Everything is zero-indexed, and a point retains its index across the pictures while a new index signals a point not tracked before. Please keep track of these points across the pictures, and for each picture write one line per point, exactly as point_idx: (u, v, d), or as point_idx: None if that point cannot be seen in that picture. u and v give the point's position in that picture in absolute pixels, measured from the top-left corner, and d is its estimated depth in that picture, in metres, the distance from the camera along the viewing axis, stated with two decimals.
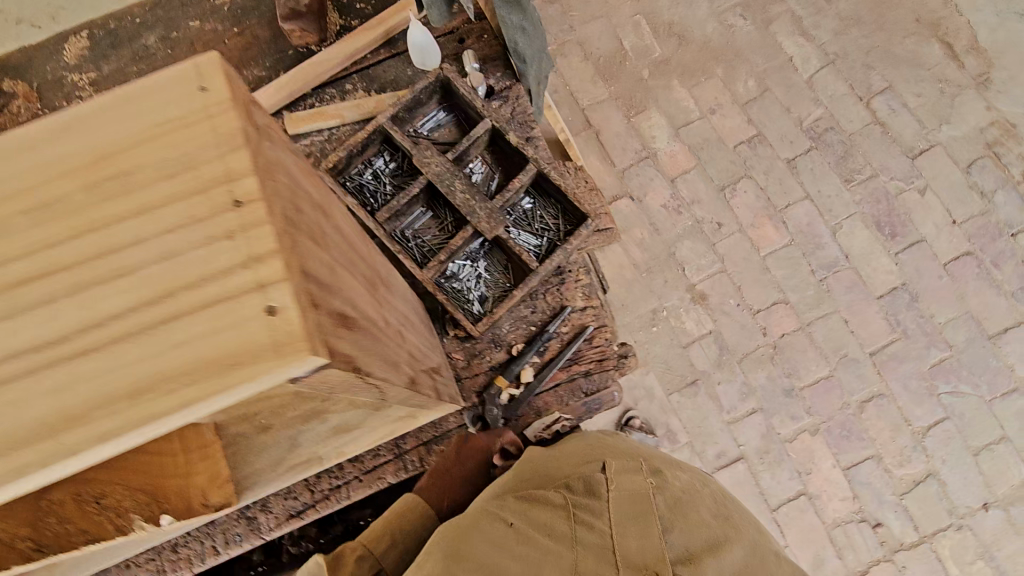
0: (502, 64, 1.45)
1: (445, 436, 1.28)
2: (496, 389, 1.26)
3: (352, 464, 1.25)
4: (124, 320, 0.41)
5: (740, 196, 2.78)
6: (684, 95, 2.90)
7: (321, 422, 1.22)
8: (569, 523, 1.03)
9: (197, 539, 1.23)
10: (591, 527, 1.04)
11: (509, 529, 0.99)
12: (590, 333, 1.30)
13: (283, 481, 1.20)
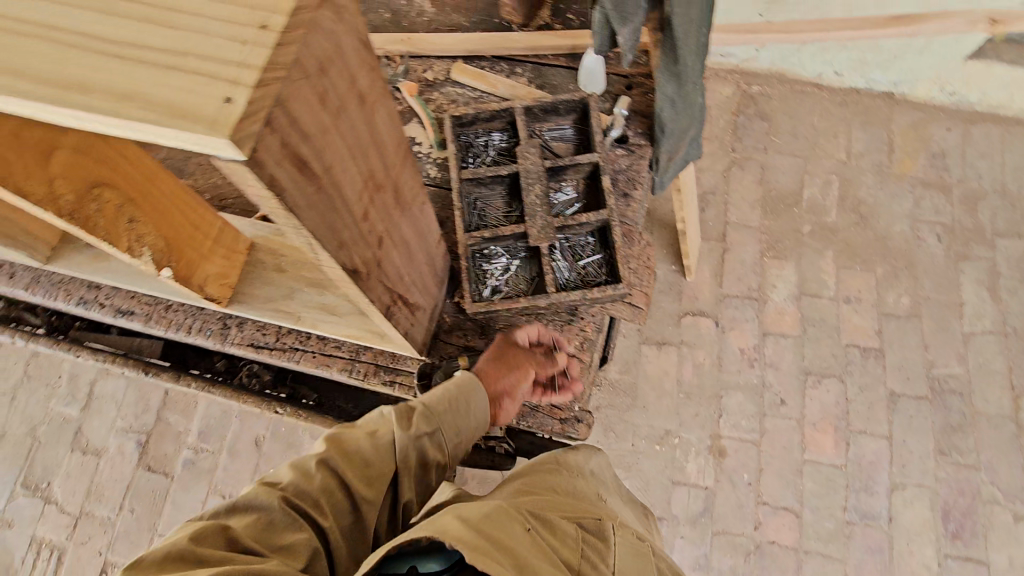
0: (646, 125, 1.55)
1: (394, 368, 1.35)
2: (456, 363, 1.31)
3: (317, 339, 1.38)
4: (172, 47, 0.50)
5: (819, 390, 2.59)
6: (831, 271, 2.79)
7: (317, 294, 1.38)
8: (573, 558, 0.86)
9: (184, 312, 1.43)
10: (595, 564, 0.88)
11: (523, 533, 0.82)
12: (560, 377, 1.32)
13: (267, 315, 1.38)
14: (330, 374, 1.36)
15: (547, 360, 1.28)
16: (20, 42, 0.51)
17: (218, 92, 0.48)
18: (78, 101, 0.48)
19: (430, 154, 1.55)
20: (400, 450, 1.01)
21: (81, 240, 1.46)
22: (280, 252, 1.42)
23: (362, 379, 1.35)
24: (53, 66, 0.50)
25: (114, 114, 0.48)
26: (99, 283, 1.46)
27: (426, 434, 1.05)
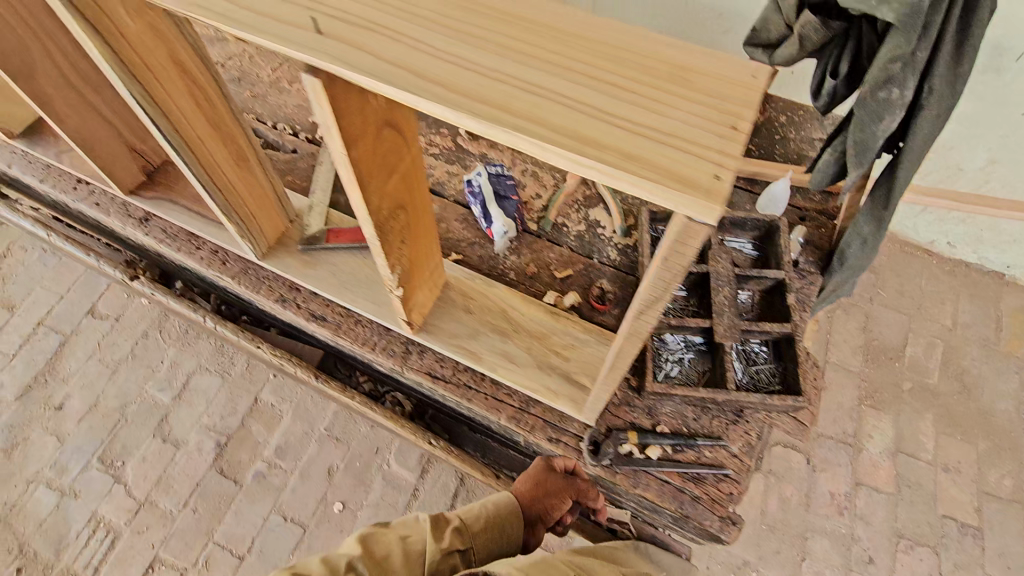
0: (817, 254, 1.63)
1: (562, 429, 1.40)
2: (624, 436, 1.36)
3: (489, 383, 1.47)
4: (666, 130, 0.63)
5: (911, 557, 2.47)
6: (929, 434, 2.73)
7: (500, 342, 1.48)
8: None
9: (372, 330, 1.54)
10: None
11: None
12: (723, 473, 1.35)
13: (450, 351, 1.47)
14: (498, 420, 1.42)
15: (580, 487, 1.34)
16: (538, 101, 0.65)
17: (709, 170, 0.60)
18: (596, 154, 0.61)
19: (614, 237, 1.68)
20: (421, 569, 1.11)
21: (295, 246, 1.62)
22: (471, 296, 1.54)
23: (528, 431, 1.40)
24: (573, 124, 0.63)
25: (625, 170, 0.60)
26: (301, 286, 1.60)
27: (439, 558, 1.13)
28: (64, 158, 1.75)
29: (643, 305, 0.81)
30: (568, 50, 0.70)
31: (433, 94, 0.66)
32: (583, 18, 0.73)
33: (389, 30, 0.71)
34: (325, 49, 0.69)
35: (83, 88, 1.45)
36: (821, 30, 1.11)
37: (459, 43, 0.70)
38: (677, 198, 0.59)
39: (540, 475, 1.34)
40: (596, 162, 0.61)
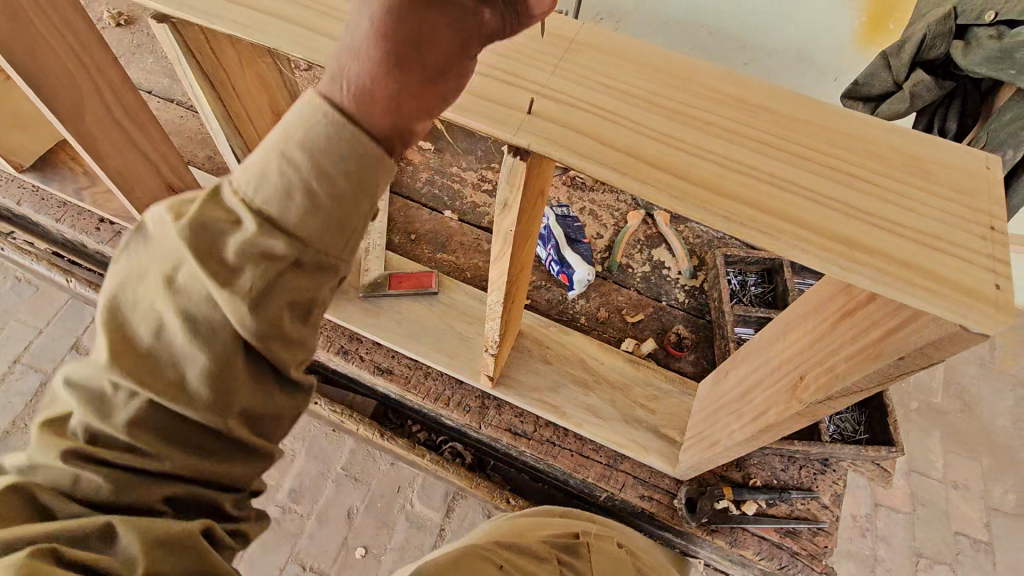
0: None
1: (654, 485, 1.36)
2: (719, 492, 1.31)
3: (573, 437, 1.41)
4: (925, 232, 0.61)
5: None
6: (939, 452, 2.81)
7: (583, 393, 1.42)
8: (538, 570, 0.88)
9: (445, 382, 1.47)
10: None
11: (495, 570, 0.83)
12: (819, 527, 1.33)
13: (532, 404, 1.40)
14: (589, 477, 1.37)
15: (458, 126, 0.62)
16: (786, 196, 0.62)
17: (983, 278, 0.58)
18: (865, 264, 0.58)
19: (681, 278, 1.64)
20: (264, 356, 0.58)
21: (354, 293, 1.51)
22: (546, 344, 1.48)
23: (619, 488, 1.36)
24: (829, 227, 0.60)
25: (901, 281, 0.57)
26: (363, 336, 1.51)
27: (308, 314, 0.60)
28: (86, 195, 1.60)
29: (829, 398, 0.80)
30: (794, 140, 0.67)
31: (675, 186, 0.61)
32: (795, 104, 0.71)
33: (601, 111, 0.66)
34: (544, 132, 0.64)
35: (128, 127, 1.32)
36: (933, 90, 1.13)
37: (683, 130, 0.66)
38: (957, 311, 0.56)
39: None
40: (866, 271, 0.58)
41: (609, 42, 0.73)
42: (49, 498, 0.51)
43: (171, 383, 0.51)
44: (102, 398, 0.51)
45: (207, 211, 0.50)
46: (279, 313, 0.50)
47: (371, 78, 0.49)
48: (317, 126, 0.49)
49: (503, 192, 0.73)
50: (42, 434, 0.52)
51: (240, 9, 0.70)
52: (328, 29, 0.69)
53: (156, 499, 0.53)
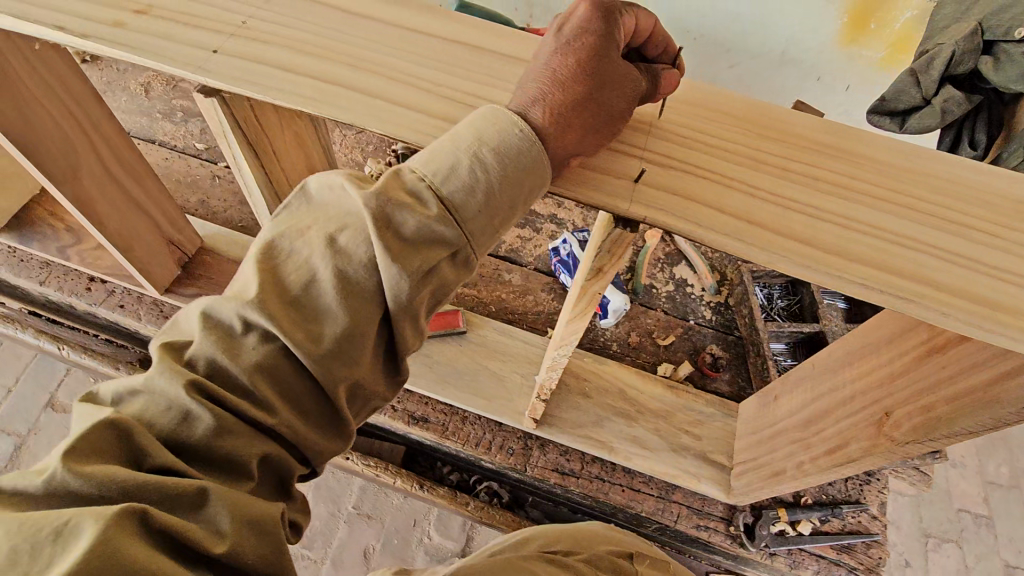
0: None
1: (706, 513, 1.36)
2: (774, 515, 1.30)
3: (622, 471, 1.39)
4: None
5: (938, 555, 2.43)
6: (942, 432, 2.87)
7: (626, 425, 1.38)
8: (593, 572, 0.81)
9: (484, 426, 1.43)
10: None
11: None
12: (873, 539, 1.33)
13: (576, 442, 1.36)
14: (644, 511, 1.36)
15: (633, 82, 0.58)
16: (914, 254, 0.59)
17: None
18: (1006, 322, 0.56)
19: (706, 295, 1.63)
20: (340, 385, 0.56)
21: None
22: (582, 377, 1.43)
23: (675, 521, 1.35)
24: (960, 283, 0.58)
25: None
26: None
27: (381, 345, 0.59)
28: (72, 253, 1.46)
29: (931, 441, 0.79)
30: (903, 189, 0.64)
31: (803, 253, 0.58)
32: (893, 148, 0.68)
33: (706, 173, 0.62)
34: (656, 201, 0.60)
35: (126, 183, 1.22)
36: (963, 105, 1.12)
37: (793, 188, 0.63)
38: None
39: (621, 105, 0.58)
40: (1007, 330, 0.56)
41: (693, 92, 0.69)
42: (147, 442, 0.47)
43: (255, 387, 0.51)
44: (230, 334, 0.51)
45: (299, 287, 0.53)
46: (341, 390, 0.55)
47: (468, 208, 0.54)
48: (405, 243, 0.53)
49: (596, 253, 0.67)
50: (159, 360, 0.50)
51: (303, 80, 0.64)
52: (409, 101, 0.64)
53: (251, 459, 0.51)
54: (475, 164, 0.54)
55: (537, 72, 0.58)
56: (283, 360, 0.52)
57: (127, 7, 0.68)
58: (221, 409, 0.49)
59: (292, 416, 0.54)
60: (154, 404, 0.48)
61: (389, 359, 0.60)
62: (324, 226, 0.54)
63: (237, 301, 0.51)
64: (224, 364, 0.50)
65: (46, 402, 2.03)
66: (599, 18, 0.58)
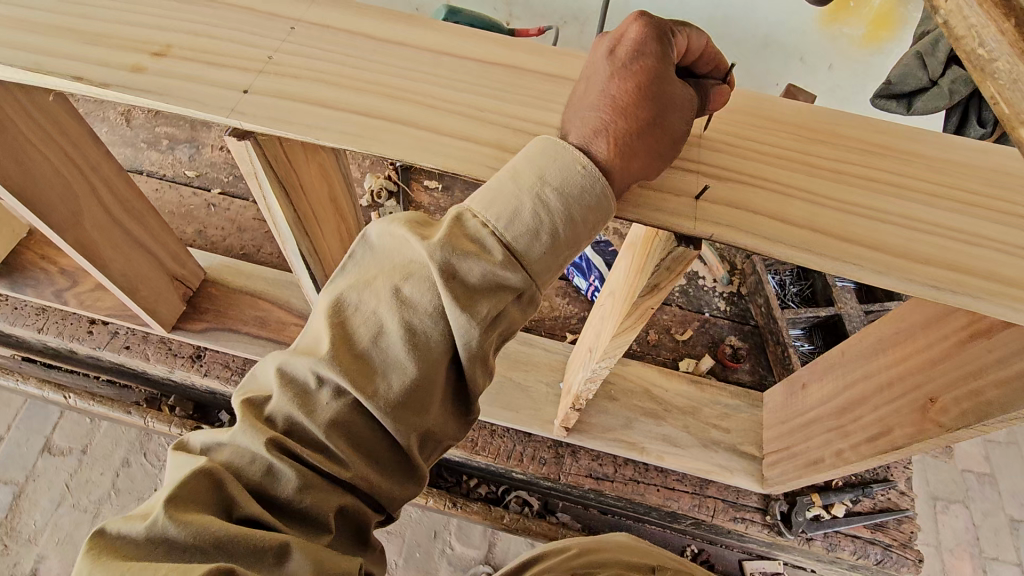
0: None
1: (741, 505, 1.37)
2: (809, 500, 1.32)
3: (654, 471, 1.39)
4: None
5: (949, 516, 2.31)
6: None
7: (656, 423, 1.37)
8: None
9: (511, 437, 1.42)
10: None
11: None
12: (904, 515, 1.35)
13: (607, 446, 1.35)
14: (681, 509, 1.36)
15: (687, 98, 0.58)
16: (977, 251, 0.60)
17: None
18: None
19: (718, 286, 1.64)
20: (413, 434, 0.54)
21: None
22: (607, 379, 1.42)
23: (711, 515, 1.36)
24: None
25: None
26: None
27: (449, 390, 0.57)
28: (69, 297, 1.40)
29: (983, 424, 0.80)
30: (953, 183, 0.65)
31: (871, 258, 0.58)
32: (938, 142, 0.68)
33: (761, 183, 0.62)
34: (718, 216, 0.59)
35: (127, 222, 1.17)
36: (968, 83, 1.16)
37: (848, 191, 0.63)
38: None
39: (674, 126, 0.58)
40: None
41: (735, 99, 0.69)
42: (237, 492, 0.46)
43: (331, 445, 0.50)
44: (306, 391, 0.50)
45: (369, 341, 0.51)
46: (414, 438, 0.54)
47: (532, 256, 0.53)
48: (470, 290, 0.51)
49: (652, 272, 0.67)
50: (242, 417, 0.49)
51: (343, 115, 0.62)
52: (457, 129, 0.63)
53: (329, 513, 0.50)
54: (538, 206, 0.52)
55: (596, 100, 0.57)
56: (355, 414, 0.51)
57: (146, 50, 0.65)
58: (302, 465, 0.49)
59: (366, 467, 0.53)
60: (239, 455, 0.48)
61: (461, 399, 0.58)
62: (390, 275, 0.52)
63: (311, 358, 0.50)
64: (302, 421, 0.49)
65: (40, 446, 1.90)
66: (654, 41, 0.57)
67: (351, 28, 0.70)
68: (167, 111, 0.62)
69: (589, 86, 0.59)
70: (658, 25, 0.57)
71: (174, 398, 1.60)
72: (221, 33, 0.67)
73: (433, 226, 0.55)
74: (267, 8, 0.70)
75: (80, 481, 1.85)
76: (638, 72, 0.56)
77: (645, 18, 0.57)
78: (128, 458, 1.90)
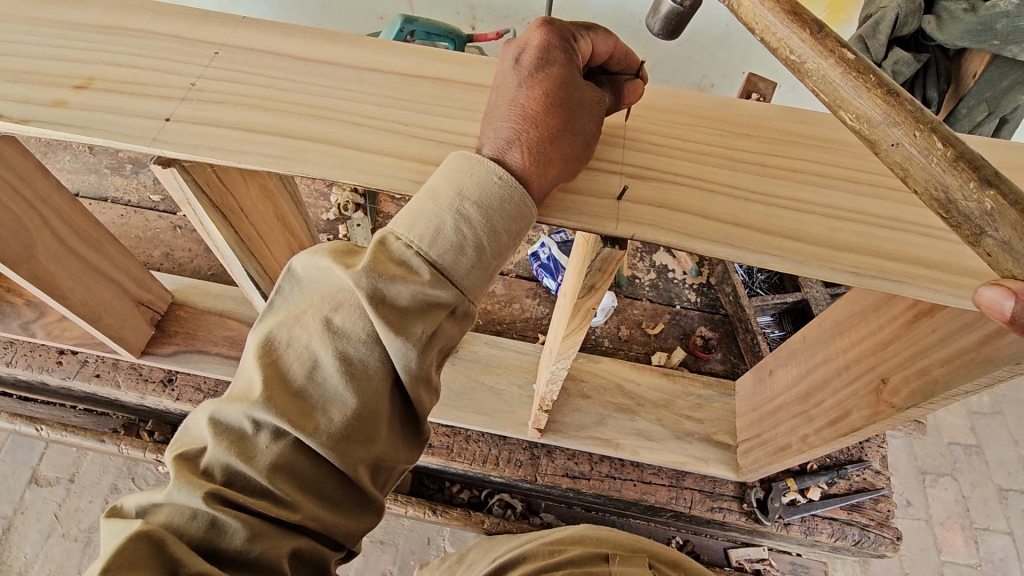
0: None
1: (719, 495, 1.38)
2: (783, 486, 1.34)
3: (631, 466, 1.40)
4: None
5: (937, 489, 2.18)
6: None
7: (630, 419, 1.38)
8: None
9: (487, 442, 1.43)
10: None
11: None
12: (880, 495, 1.36)
13: (584, 444, 1.35)
14: (658, 502, 1.37)
15: (597, 100, 0.60)
16: (898, 236, 0.60)
17: None
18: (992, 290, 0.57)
19: (688, 278, 1.65)
20: (368, 463, 0.53)
21: None
22: (580, 378, 1.42)
23: (689, 506, 1.36)
24: (943, 257, 0.59)
25: None
26: None
27: (400, 414, 0.55)
28: (36, 328, 1.38)
29: (931, 404, 0.81)
30: (876, 168, 0.65)
31: (795, 249, 0.59)
32: None
33: (684, 181, 0.63)
34: (641, 216, 0.60)
35: (85, 251, 1.16)
36: (914, 64, 1.13)
37: (770, 183, 0.63)
38: None
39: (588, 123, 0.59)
40: None
41: (659, 99, 0.70)
42: (181, 552, 0.44)
43: (277, 489, 0.48)
44: (243, 437, 0.49)
45: (304, 375, 0.51)
46: (363, 469, 0.53)
47: (459, 267, 0.53)
48: (403, 313, 0.51)
49: (587, 275, 0.68)
50: (175, 474, 0.47)
51: (265, 137, 0.62)
52: (381, 144, 0.63)
53: (282, 559, 0.48)
54: (459, 220, 0.53)
55: (508, 110, 0.58)
56: (298, 453, 0.50)
57: (66, 83, 0.65)
58: (247, 515, 0.47)
59: (318, 507, 0.51)
60: (177, 513, 0.46)
61: (410, 422, 0.57)
62: (319, 308, 0.52)
63: (244, 402, 0.49)
64: (242, 469, 0.48)
65: (28, 477, 1.89)
66: (559, 48, 0.60)
67: (275, 48, 0.70)
68: (90, 143, 0.62)
69: (500, 96, 0.60)
70: (560, 32, 0.60)
71: (151, 424, 1.59)
72: (142, 61, 0.67)
73: (359, 255, 0.55)
74: (191, 33, 0.70)
75: (69, 509, 1.84)
76: (546, 79, 0.58)
77: (547, 26, 0.60)
78: (116, 485, 1.89)
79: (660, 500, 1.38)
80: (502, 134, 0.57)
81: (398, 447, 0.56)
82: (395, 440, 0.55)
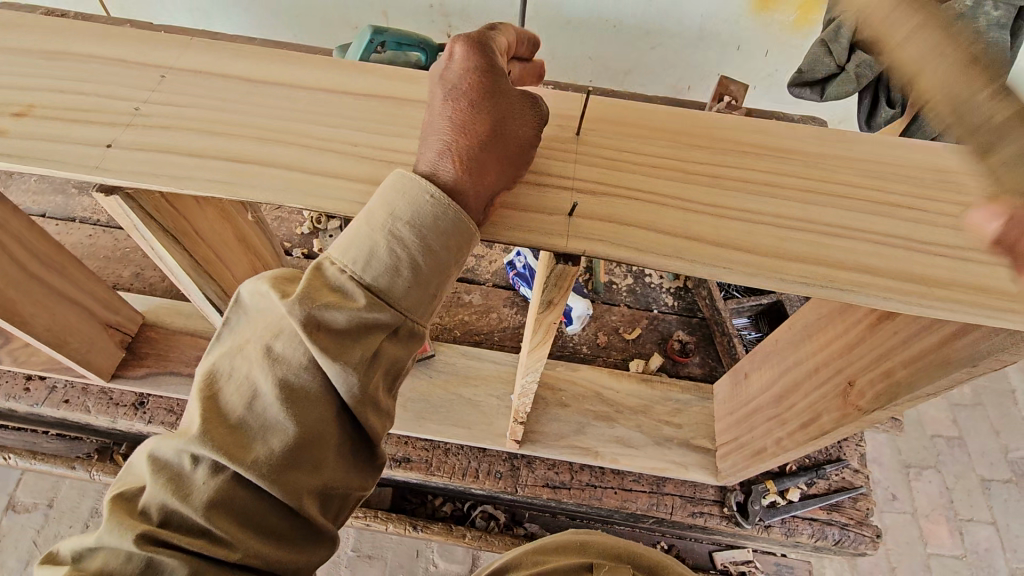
0: None
1: (701, 500, 1.38)
2: (763, 488, 1.34)
3: (613, 473, 1.39)
4: (977, 244, 0.61)
5: (921, 483, 2.19)
6: None
7: (610, 426, 1.37)
8: None
9: (467, 455, 1.42)
10: None
11: None
12: (859, 494, 1.37)
13: (563, 454, 1.34)
14: (639, 509, 1.37)
15: (527, 102, 0.60)
16: (848, 243, 0.61)
17: None
18: (940, 295, 0.58)
19: (664, 283, 1.65)
20: (314, 492, 0.51)
21: None
22: (558, 386, 1.41)
23: (670, 512, 1.36)
24: (892, 263, 0.60)
25: (977, 305, 0.57)
26: None
27: (348, 441, 0.54)
28: (1, 355, 1.35)
29: (896, 407, 0.82)
30: (827, 176, 0.65)
31: (745, 261, 0.59)
32: (812, 137, 0.69)
33: (634, 194, 0.63)
34: (593, 232, 0.60)
35: (47, 276, 1.14)
36: (875, 66, 1.14)
37: (720, 194, 0.63)
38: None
39: (521, 124, 0.59)
40: (943, 303, 0.57)
41: (611, 111, 0.69)
42: None
43: (216, 526, 0.47)
44: (182, 473, 0.47)
45: (242, 407, 0.49)
46: (309, 498, 0.51)
47: (397, 287, 0.52)
48: (341, 338, 0.50)
49: (544, 290, 0.68)
50: (109, 515, 0.46)
51: (210, 162, 0.61)
52: (329, 166, 0.62)
53: None
54: (392, 242, 0.52)
55: (439, 122, 0.58)
56: (238, 489, 0.48)
57: (7, 111, 0.63)
58: (183, 554, 0.45)
59: (262, 544, 0.49)
60: (111, 557, 0.44)
61: (362, 447, 0.56)
62: (259, 336, 0.51)
63: (181, 439, 0.48)
64: (179, 507, 0.46)
65: (5, 504, 1.84)
66: (478, 54, 0.59)
67: (222, 69, 0.69)
68: (28, 171, 0.61)
69: (429, 111, 0.59)
70: (478, 40, 0.60)
71: (125, 447, 1.56)
72: (85, 87, 0.66)
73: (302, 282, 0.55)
74: (135, 55, 0.69)
75: (47, 536, 1.80)
76: (469, 89, 0.58)
77: (465, 38, 0.60)
78: (96, 509, 1.84)
79: (642, 506, 1.37)
80: (436, 145, 0.57)
81: (349, 475, 0.54)
82: (344, 466, 0.54)
